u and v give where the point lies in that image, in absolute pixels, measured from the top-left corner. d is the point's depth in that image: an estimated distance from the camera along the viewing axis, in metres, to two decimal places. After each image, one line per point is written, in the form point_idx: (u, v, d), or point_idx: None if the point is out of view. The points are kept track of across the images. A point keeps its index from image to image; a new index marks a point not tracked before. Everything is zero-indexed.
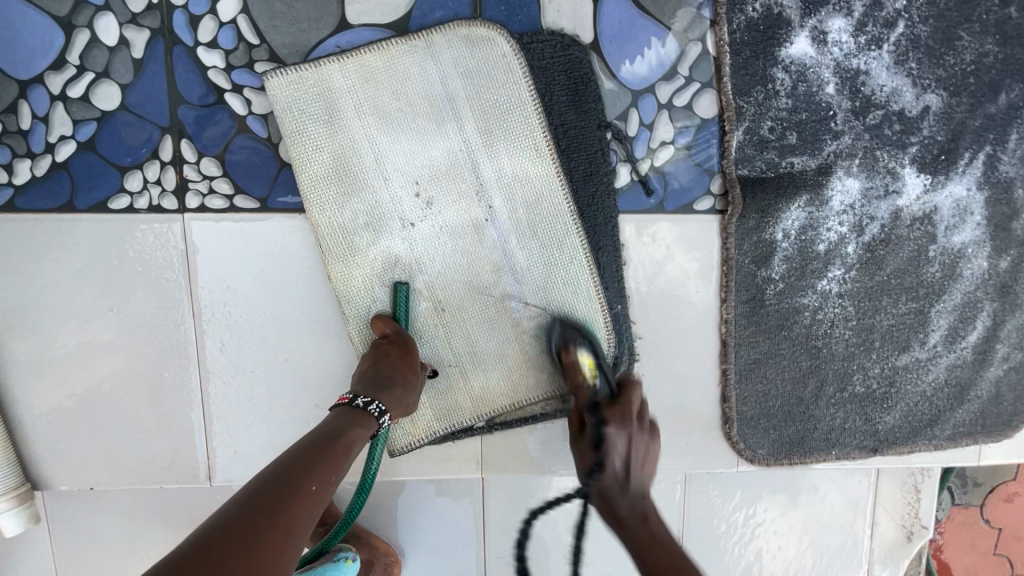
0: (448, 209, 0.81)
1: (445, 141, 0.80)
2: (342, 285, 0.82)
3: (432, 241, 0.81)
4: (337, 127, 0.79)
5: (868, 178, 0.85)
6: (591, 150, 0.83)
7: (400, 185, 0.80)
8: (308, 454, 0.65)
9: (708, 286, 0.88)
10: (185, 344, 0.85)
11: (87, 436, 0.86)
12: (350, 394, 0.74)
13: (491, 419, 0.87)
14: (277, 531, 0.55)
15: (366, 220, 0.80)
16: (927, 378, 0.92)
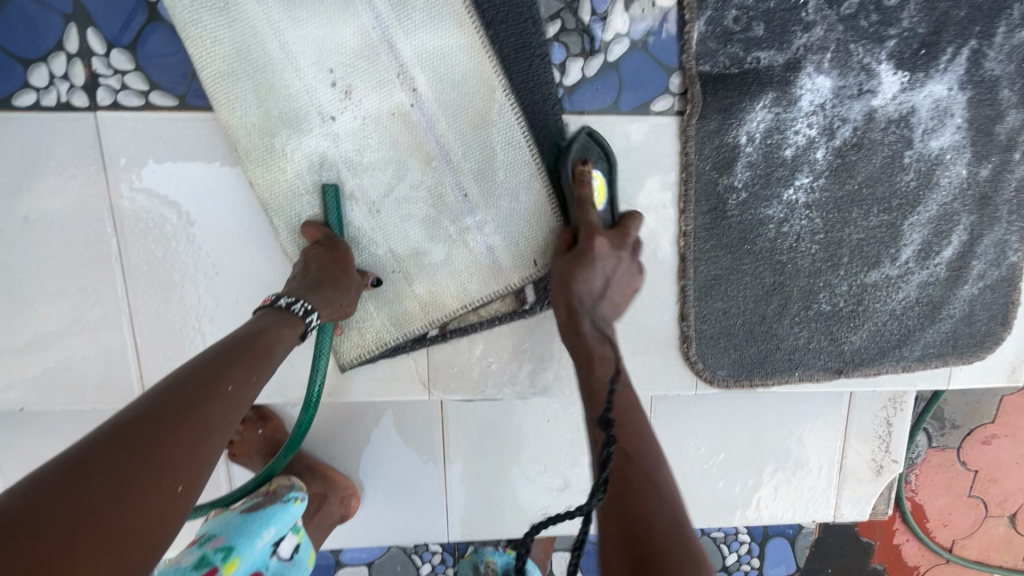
0: (370, 101, 0.75)
1: (360, 26, 0.73)
2: (267, 193, 0.77)
3: (360, 139, 0.76)
4: (235, 15, 0.72)
5: (841, 76, 0.79)
6: (525, 40, 0.76)
7: (315, 76, 0.74)
8: (227, 354, 0.59)
9: (665, 196, 0.83)
10: (109, 257, 0.80)
11: (12, 354, 0.82)
12: (272, 296, 0.70)
13: (442, 324, 0.84)
14: (187, 434, 0.49)
15: (284, 119, 0.75)
16: (897, 296, 0.88)
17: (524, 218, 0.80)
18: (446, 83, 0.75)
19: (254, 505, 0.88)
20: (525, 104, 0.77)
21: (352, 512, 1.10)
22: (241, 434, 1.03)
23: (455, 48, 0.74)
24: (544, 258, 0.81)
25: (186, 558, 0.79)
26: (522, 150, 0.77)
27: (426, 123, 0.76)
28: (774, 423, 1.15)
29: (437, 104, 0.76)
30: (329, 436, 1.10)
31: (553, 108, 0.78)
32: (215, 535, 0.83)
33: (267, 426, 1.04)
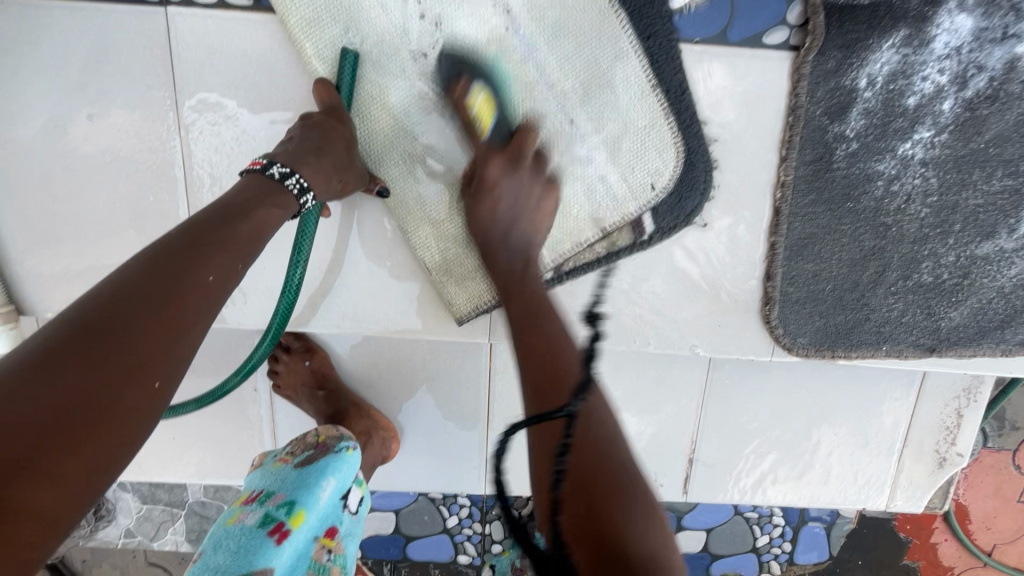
0: (463, 33, 0.69)
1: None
2: (368, 144, 0.74)
3: (458, 73, 0.71)
4: None
5: (985, 15, 0.69)
6: None
7: (401, 9, 0.68)
8: (212, 233, 0.51)
9: (767, 142, 0.76)
10: (173, 166, 0.77)
11: (72, 261, 0.81)
12: (264, 161, 0.60)
13: (558, 268, 0.79)
14: (156, 323, 0.44)
15: (376, 67, 0.71)
16: (1008, 273, 0.80)
17: (642, 138, 0.73)
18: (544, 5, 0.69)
19: (307, 458, 0.82)
20: (630, 10, 0.70)
21: (391, 456, 1.08)
22: (287, 365, 1.02)
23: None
24: (664, 180, 0.74)
25: (250, 516, 0.74)
26: (632, 71, 0.71)
27: (525, 51, 0.71)
28: (835, 404, 1.09)
29: (535, 29, 0.70)
30: (373, 377, 1.08)
31: (663, 11, 0.70)
32: (274, 491, 0.78)
33: (315, 359, 1.03)
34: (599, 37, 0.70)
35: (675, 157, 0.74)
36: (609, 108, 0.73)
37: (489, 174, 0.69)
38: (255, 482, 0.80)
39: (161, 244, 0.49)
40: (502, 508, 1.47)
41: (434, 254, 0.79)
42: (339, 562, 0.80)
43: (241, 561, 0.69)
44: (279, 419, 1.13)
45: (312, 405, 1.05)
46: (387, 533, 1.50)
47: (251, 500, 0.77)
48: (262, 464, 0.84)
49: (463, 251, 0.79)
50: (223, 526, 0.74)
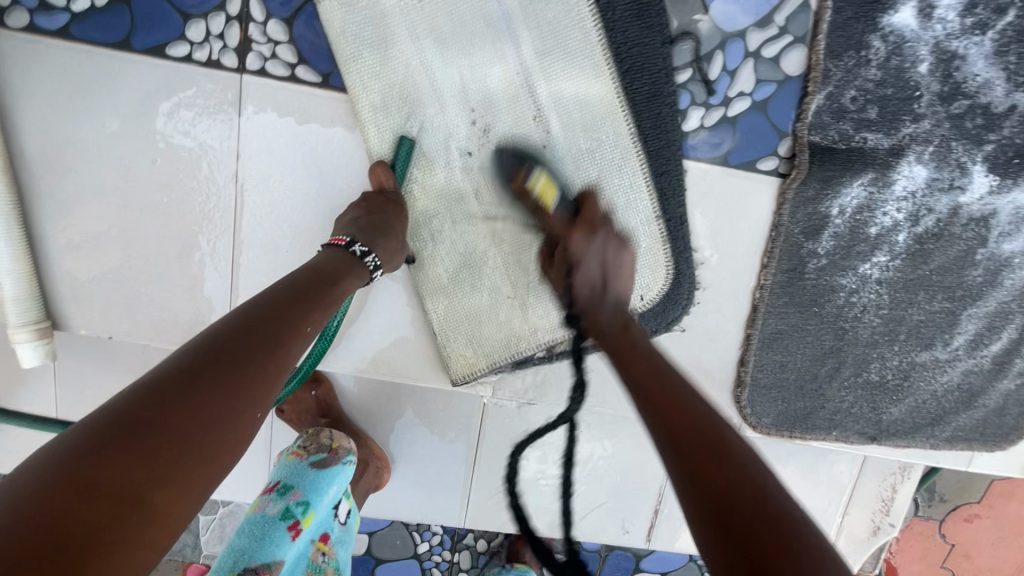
0: (506, 138, 0.80)
1: (505, 71, 0.78)
2: None
3: (495, 170, 0.82)
4: (391, 53, 0.77)
5: (937, 169, 0.84)
6: (661, 101, 0.81)
7: (457, 114, 0.79)
8: (305, 291, 0.62)
9: (752, 250, 0.88)
10: (224, 211, 0.84)
11: (115, 284, 0.86)
12: (348, 239, 0.72)
13: (550, 348, 0.89)
14: (261, 357, 0.53)
15: (426, 152, 0.81)
16: (941, 378, 0.94)
17: (640, 254, 0.85)
18: (579, 128, 0.81)
19: (319, 461, 0.88)
20: (650, 150, 0.82)
21: (382, 485, 1.15)
22: (296, 393, 1.08)
23: (591, 95, 0.79)
24: (652, 294, 0.86)
25: (270, 506, 0.81)
26: (641, 200, 0.83)
27: (556, 161, 0.82)
28: (789, 472, 1.21)
29: (568, 150, 0.81)
30: (373, 409, 1.15)
31: (676, 153, 0.83)
32: (291, 485, 0.84)
33: (320, 389, 1.10)
34: (620, 167, 0.82)
35: (665, 270, 0.86)
36: (616, 227, 0.84)
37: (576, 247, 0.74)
38: (274, 475, 0.87)
39: (268, 295, 0.60)
40: (472, 538, 1.54)
41: (441, 321, 0.88)
42: (332, 564, 0.87)
43: (261, 548, 0.75)
44: (275, 442, 1.18)
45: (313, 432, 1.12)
46: (359, 554, 1.54)
47: (271, 491, 0.84)
48: (280, 458, 0.90)
49: (467, 326, 0.88)
50: (247, 512, 0.81)
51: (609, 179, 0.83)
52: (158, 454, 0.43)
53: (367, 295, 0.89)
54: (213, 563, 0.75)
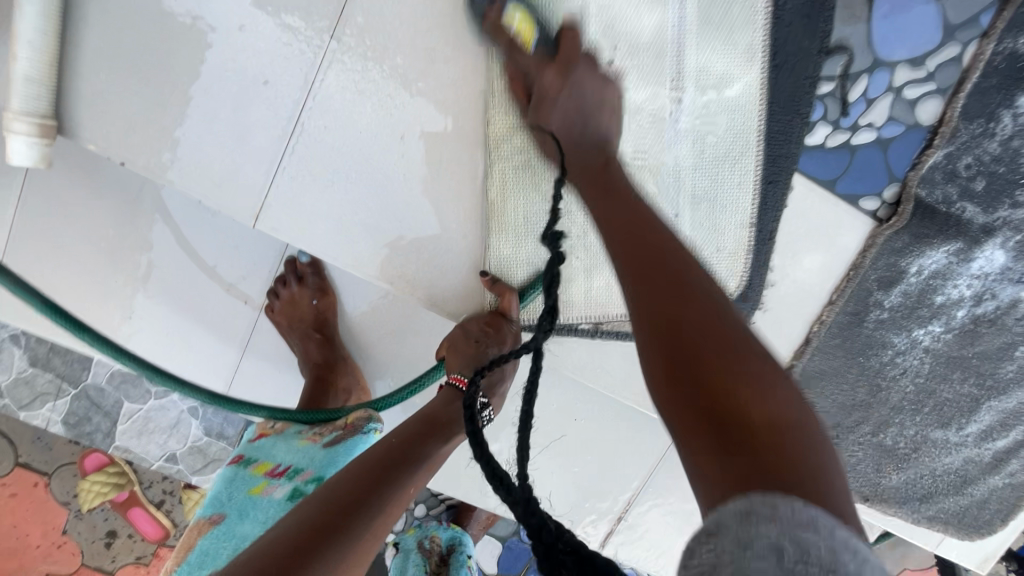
0: (636, 88, 0.75)
1: (659, 19, 0.73)
2: (499, 133, 0.75)
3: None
4: None
5: (1015, 259, 0.85)
6: (796, 105, 0.77)
7: (596, 45, 0.73)
8: (442, 421, 0.76)
9: (825, 284, 0.86)
10: (306, 63, 0.74)
11: (147, 104, 0.74)
12: (470, 386, 0.79)
13: (598, 324, 0.84)
14: (419, 483, 0.69)
15: None
16: (943, 459, 0.96)
17: (722, 253, 0.81)
18: (711, 104, 0.76)
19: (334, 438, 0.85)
20: (769, 153, 0.78)
21: None
22: (297, 295, 0.97)
23: (732, 77, 0.76)
24: None
25: (277, 489, 0.77)
26: (744, 198, 0.80)
27: (676, 129, 0.77)
28: None
29: (690, 126, 0.77)
30: (370, 339, 1.04)
31: (793, 162, 0.79)
32: (301, 468, 0.80)
33: (323, 301, 0.99)
34: (736, 159, 0.78)
35: (739, 277, 0.82)
36: (710, 220, 0.80)
37: (546, 85, 0.67)
38: (279, 454, 0.84)
39: (387, 441, 0.70)
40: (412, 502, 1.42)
41: (499, 262, 0.81)
42: None
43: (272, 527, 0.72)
44: (253, 343, 1.06)
45: (300, 345, 0.99)
46: None
47: (277, 473, 0.80)
48: (285, 433, 0.88)
49: (523, 274, 0.82)
50: (247, 495, 0.77)
51: (720, 169, 0.79)
52: (339, 531, 0.55)
53: (428, 210, 0.80)
54: (195, 548, 0.71)
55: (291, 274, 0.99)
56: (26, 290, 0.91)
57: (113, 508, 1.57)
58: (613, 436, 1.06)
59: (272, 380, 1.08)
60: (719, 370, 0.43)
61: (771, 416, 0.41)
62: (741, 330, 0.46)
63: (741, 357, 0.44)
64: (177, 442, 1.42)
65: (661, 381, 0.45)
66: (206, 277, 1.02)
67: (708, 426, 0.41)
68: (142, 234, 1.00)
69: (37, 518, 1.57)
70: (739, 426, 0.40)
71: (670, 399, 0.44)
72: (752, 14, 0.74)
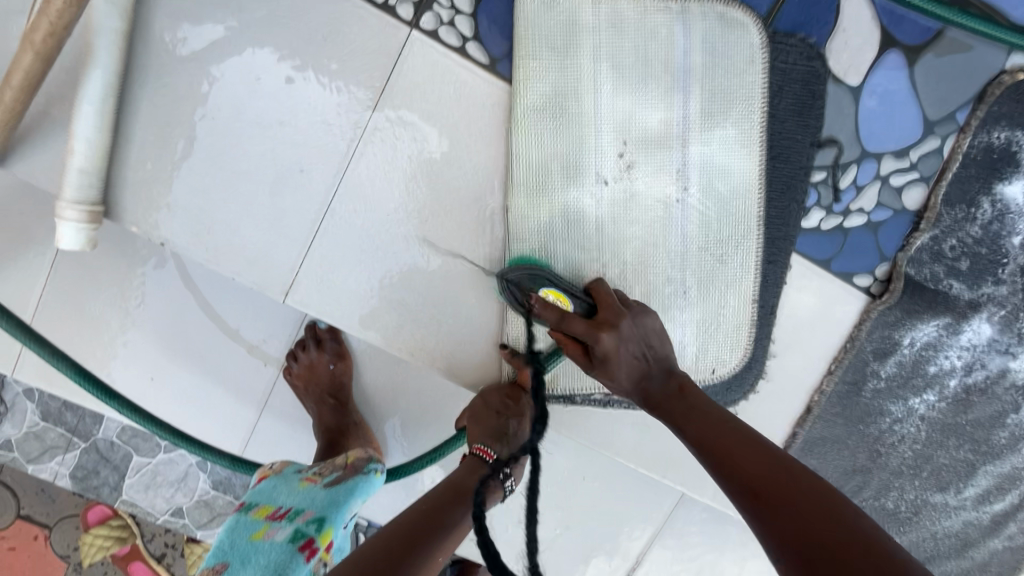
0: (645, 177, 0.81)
1: (665, 116, 0.79)
2: (518, 218, 0.80)
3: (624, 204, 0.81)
4: (568, 60, 0.77)
5: (1001, 331, 0.90)
6: (792, 193, 0.84)
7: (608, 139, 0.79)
8: (467, 488, 0.76)
9: (824, 355, 0.91)
10: (338, 154, 0.79)
11: (190, 190, 0.79)
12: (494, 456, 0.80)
13: (611, 393, 0.88)
14: (444, 553, 0.68)
15: (566, 164, 0.79)
16: (944, 522, 0.99)
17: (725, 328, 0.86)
18: (713, 192, 0.82)
19: (334, 476, 0.77)
20: (768, 236, 0.85)
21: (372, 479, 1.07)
22: (316, 360, 1.00)
23: (734, 169, 0.82)
24: (725, 368, 0.88)
25: (280, 531, 0.69)
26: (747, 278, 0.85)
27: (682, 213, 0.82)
28: None
29: (696, 215, 0.82)
30: (386, 400, 1.08)
31: (789, 243, 0.85)
32: (303, 508, 0.72)
33: (341, 365, 1.03)
34: (738, 244, 0.84)
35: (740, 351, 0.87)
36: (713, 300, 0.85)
37: (604, 348, 0.72)
38: (277, 493, 0.75)
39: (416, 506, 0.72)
40: None
41: (517, 335, 0.85)
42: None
43: None
44: (270, 403, 1.09)
45: (315, 409, 1.03)
46: None
47: (278, 515, 0.71)
48: (280, 470, 0.79)
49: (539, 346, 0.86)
50: (247, 540, 0.69)
51: (724, 252, 0.84)
52: None
53: (450, 287, 0.85)
54: None
55: (311, 339, 1.02)
56: (57, 357, 0.94)
57: (112, 561, 1.55)
58: (622, 497, 1.07)
59: (288, 438, 1.11)
60: (798, 522, 0.53)
61: (838, 544, 0.49)
62: (800, 489, 0.56)
63: (869, 555, 0.48)
64: (184, 496, 1.42)
65: (747, 504, 0.59)
66: (227, 341, 1.05)
67: (814, 568, 0.49)
68: (168, 299, 1.03)
69: (36, 570, 1.55)
70: (837, 565, 0.48)
71: (782, 550, 0.52)
72: (751, 114, 0.80)
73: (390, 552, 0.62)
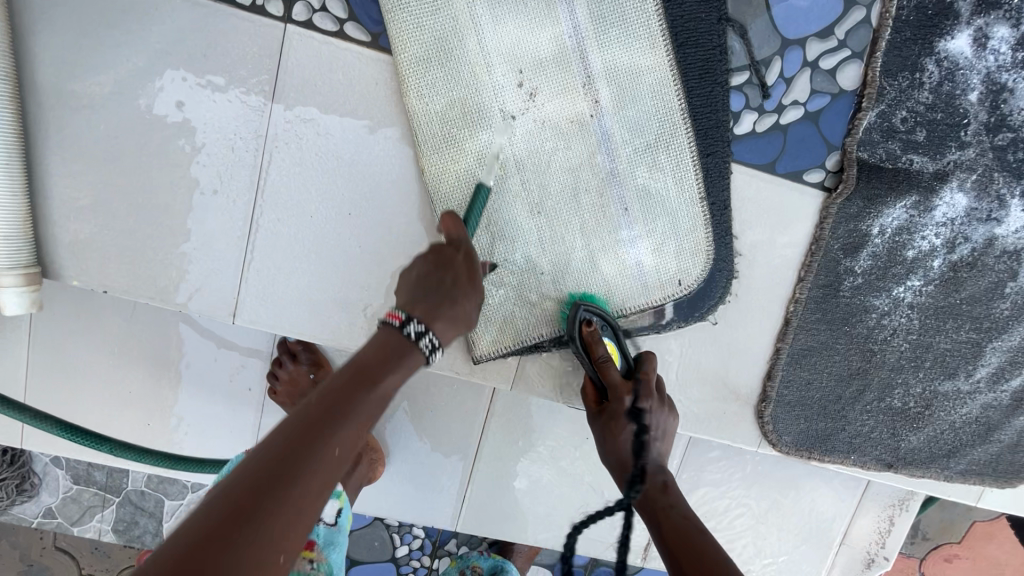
0: (551, 103, 0.78)
1: (556, 34, 0.76)
2: (436, 179, 0.79)
3: (538, 138, 0.79)
4: (440, 7, 0.74)
5: (976, 198, 0.84)
6: (713, 89, 0.79)
7: (503, 73, 0.76)
8: (404, 340, 0.62)
9: (791, 263, 0.86)
10: (247, 166, 0.79)
11: (118, 234, 0.80)
12: (404, 317, 0.63)
13: None
14: (358, 441, 0.54)
15: (466, 108, 0.77)
16: (961, 410, 0.93)
17: (678, 254, 0.83)
18: (629, 106, 0.78)
19: None
20: (699, 126, 0.80)
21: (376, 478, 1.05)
22: (293, 372, 1.01)
23: (643, 69, 0.77)
24: (690, 280, 0.84)
25: None
26: (688, 195, 0.81)
27: (602, 136, 0.79)
28: None
29: (615, 123, 0.79)
30: None
31: (725, 140, 0.81)
32: None
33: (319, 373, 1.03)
34: (668, 141, 0.80)
35: (699, 275, 0.84)
36: (658, 209, 0.82)
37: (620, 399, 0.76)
38: None
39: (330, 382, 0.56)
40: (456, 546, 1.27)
41: None
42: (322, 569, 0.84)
43: None
44: (265, 424, 1.10)
45: None
46: None
47: None
48: None
49: (492, 305, 0.84)
50: None
51: (656, 154, 0.80)
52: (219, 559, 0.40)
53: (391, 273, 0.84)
54: None
55: (285, 354, 1.03)
56: (39, 418, 0.96)
57: None
58: None
59: None
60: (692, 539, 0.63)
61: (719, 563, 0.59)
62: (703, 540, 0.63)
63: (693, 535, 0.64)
64: None
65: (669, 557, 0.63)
66: (208, 374, 1.08)
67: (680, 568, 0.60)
68: (142, 343, 1.05)
69: None
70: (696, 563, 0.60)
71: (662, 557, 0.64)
72: (644, 1, 0.76)
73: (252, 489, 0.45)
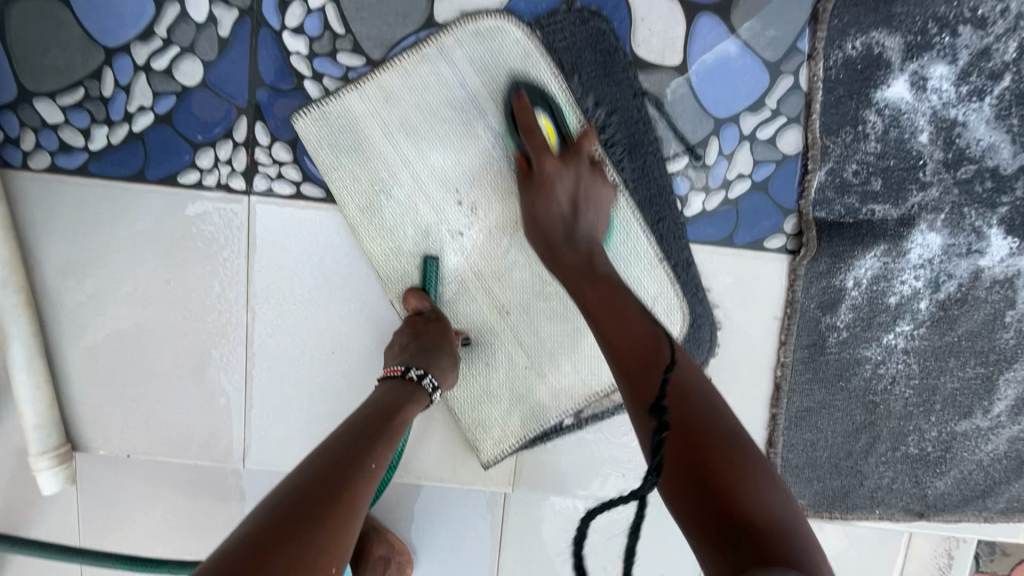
0: (492, 212, 0.82)
1: (479, 146, 0.80)
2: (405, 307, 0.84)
3: (490, 248, 0.83)
4: (371, 155, 0.80)
5: (952, 234, 0.82)
6: (654, 176, 0.81)
7: (442, 195, 0.81)
8: (395, 403, 0.71)
9: (769, 329, 0.86)
10: (235, 324, 0.85)
11: (130, 401, 0.87)
12: (402, 367, 0.75)
13: (579, 413, 0.88)
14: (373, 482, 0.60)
15: (416, 233, 0.82)
16: (986, 447, 0.88)
17: None
18: None
19: None
20: (645, 208, 0.82)
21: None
22: None
23: None
24: None
25: None
26: (649, 279, 0.83)
27: None
28: None
29: None
30: None
31: (675, 221, 0.82)
32: None
33: None
34: (614, 223, 0.81)
35: None
36: None
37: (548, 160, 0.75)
38: None
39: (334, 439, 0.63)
40: None
41: (462, 406, 0.88)
42: None
43: None
44: None
45: None
46: None
47: None
48: None
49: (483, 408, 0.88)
50: None
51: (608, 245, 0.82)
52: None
53: None
54: None
55: None
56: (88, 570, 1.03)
57: None
58: None
59: None
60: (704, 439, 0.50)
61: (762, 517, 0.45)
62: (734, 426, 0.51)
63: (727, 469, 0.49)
64: None
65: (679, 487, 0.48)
66: None
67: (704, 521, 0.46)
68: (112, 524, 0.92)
69: None
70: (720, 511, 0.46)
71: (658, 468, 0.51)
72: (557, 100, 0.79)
73: (276, 520, 0.51)
